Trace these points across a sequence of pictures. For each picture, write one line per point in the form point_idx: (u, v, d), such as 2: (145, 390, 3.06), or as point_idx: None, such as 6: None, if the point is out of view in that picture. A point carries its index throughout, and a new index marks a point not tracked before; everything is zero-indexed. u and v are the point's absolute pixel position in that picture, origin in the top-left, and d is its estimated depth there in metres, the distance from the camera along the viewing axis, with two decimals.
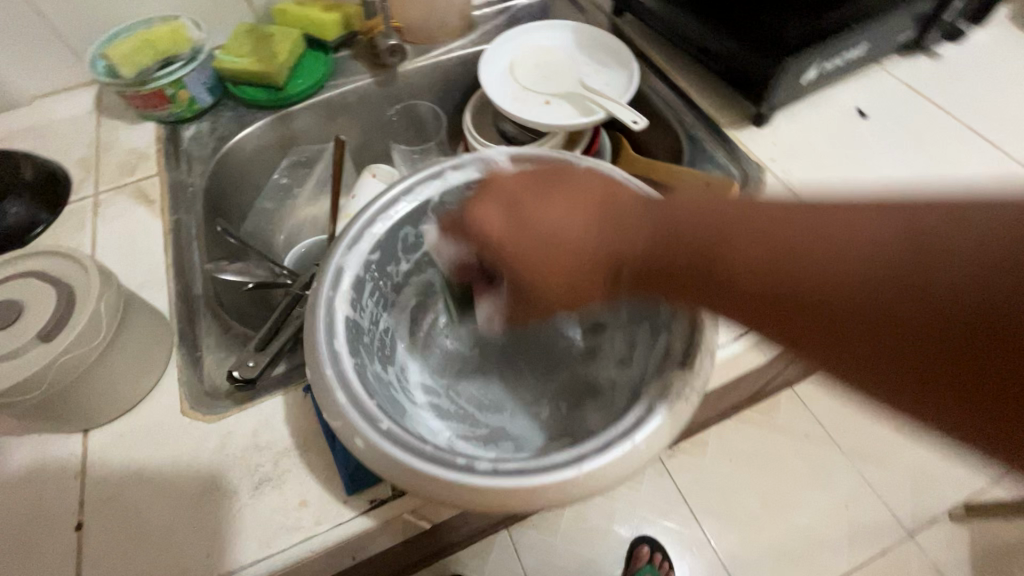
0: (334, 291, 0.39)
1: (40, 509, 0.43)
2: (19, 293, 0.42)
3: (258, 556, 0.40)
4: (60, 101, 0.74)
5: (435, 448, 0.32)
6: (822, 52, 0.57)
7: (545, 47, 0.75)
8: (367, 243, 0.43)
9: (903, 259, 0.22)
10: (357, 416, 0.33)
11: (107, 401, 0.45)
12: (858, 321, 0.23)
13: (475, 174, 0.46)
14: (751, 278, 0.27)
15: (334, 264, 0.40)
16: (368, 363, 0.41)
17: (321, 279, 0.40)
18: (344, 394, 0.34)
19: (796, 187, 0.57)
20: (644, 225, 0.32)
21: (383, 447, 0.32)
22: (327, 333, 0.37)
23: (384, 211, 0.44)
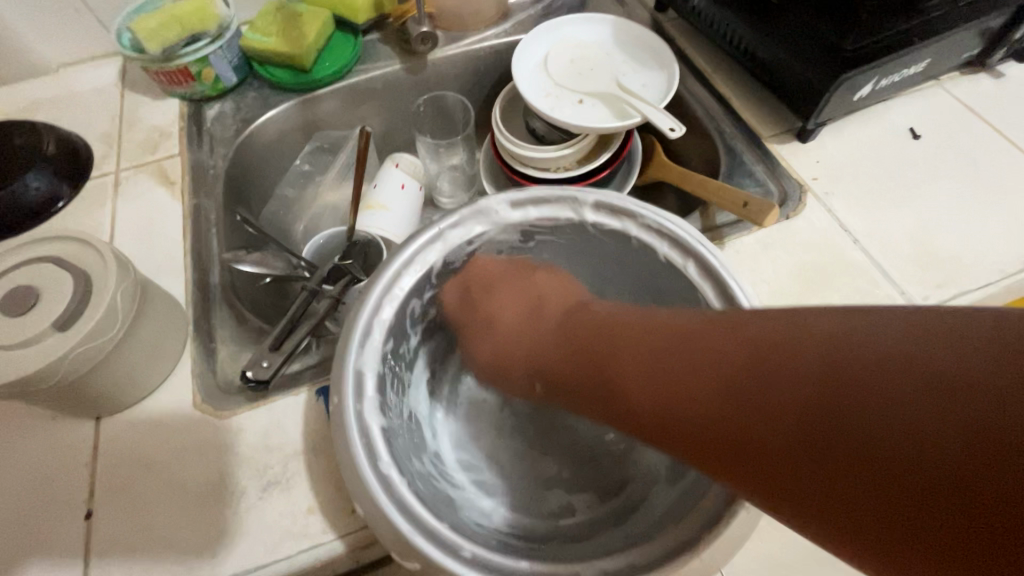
0: (360, 400, 0.34)
1: (51, 495, 0.43)
2: (36, 278, 0.41)
3: (263, 560, 0.40)
4: (83, 71, 0.72)
5: (534, 567, 0.31)
6: (879, 68, 0.54)
7: (582, 42, 0.72)
8: (386, 316, 0.39)
9: (814, 413, 0.26)
10: (432, 537, 0.31)
11: (121, 390, 0.45)
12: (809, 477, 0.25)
13: (475, 230, 0.42)
14: (703, 428, 0.30)
15: (352, 371, 0.35)
16: (408, 456, 0.37)
17: (336, 381, 0.35)
18: (407, 521, 0.31)
19: (838, 211, 0.54)
20: (603, 354, 0.36)
21: None
22: (367, 450, 0.33)
23: (387, 290, 0.39)
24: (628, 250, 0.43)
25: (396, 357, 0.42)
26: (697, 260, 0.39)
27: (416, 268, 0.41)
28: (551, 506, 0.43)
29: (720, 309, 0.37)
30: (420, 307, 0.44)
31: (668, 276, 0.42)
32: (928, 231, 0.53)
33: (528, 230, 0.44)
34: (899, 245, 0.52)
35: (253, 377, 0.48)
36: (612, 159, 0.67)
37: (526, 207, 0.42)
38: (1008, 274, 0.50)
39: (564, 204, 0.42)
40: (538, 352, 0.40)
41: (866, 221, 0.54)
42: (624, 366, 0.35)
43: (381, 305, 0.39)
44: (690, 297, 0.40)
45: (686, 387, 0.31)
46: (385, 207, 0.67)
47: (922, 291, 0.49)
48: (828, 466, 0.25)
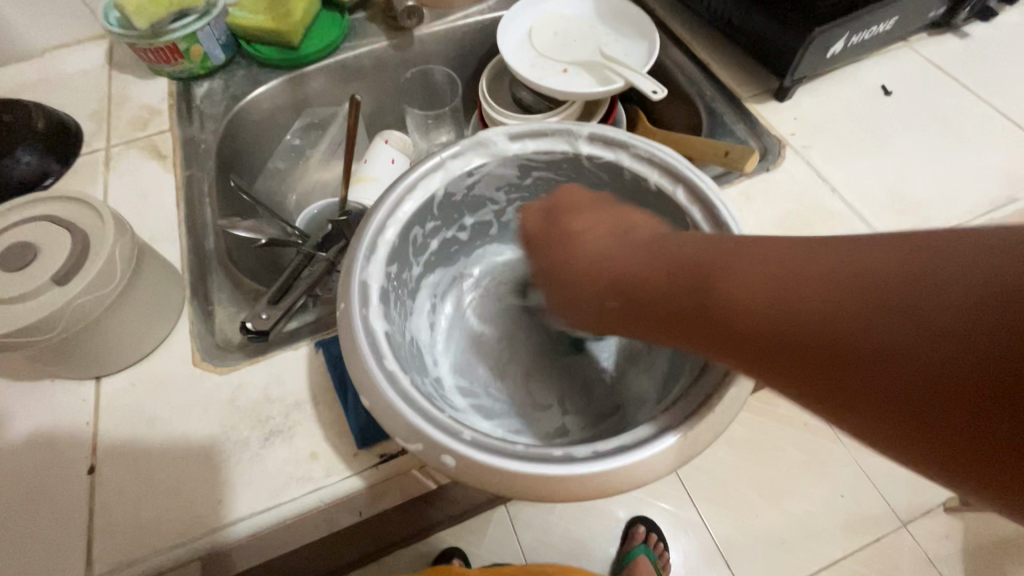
0: (364, 305, 0.36)
1: (52, 453, 0.44)
2: (33, 236, 0.42)
3: (268, 504, 0.41)
4: (69, 54, 0.73)
5: (526, 447, 0.32)
6: (851, 24, 0.56)
7: (565, 15, 0.74)
8: (392, 232, 0.40)
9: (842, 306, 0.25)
10: (430, 422, 0.32)
11: (121, 349, 0.45)
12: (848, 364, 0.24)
13: (474, 161, 0.44)
14: (731, 335, 0.29)
15: (358, 282, 0.36)
16: (410, 369, 0.38)
17: (342, 292, 0.36)
18: (410, 412, 0.32)
19: (815, 163, 0.56)
20: (662, 259, 0.34)
21: (476, 459, 0.31)
22: (373, 353, 0.34)
23: (392, 213, 0.40)
24: (619, 184, 0.45)
25: (398, 282, 0.43)
26: (685, 186, 0.41)
27: (419, 195, 0.42)
28: (545, 428, 0.44)
29: (710, 229, 0.39)
30: (422, 237, 0.46)
31: (656, 206, 0.44)
32: (903, 179, 0.55)
33: (524, 165, 0.46)
34: (876, 192, 0.54)
35: (253, 329, 0.49)
36: (599, 126, 0.68)
37: (525, 138, 0.44)
38: (978, 216, 0.52)
39: (559, 137, 0.44)
40: (592, 265, 0.37)
41: (842, 170, 0.56)
42: (666, 275, 0.33)
43: (386, 223, 0.40)
44: (680, 223, 0.42)
45: (730, 294, 0.30)
46: (375, 180, 0.68)
47: (898, 233, 0.51)
48: (852, 364, 0.24)
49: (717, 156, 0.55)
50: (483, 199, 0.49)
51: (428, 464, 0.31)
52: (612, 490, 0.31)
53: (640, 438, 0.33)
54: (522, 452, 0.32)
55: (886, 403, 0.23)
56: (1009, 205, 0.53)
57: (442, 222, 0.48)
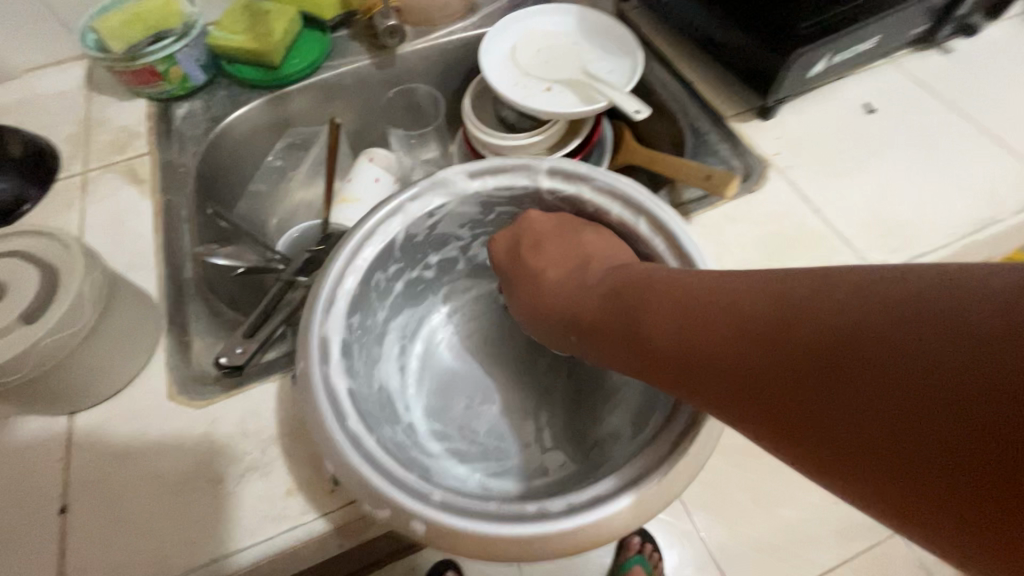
0: (325, 361, 0.35)
1: (23, 492, 0.43)
2: (1, 273, 0.41)
3: (244, 544, 0.40)
4: (48, 75, 0.72)
5: (498, 505, 0.31)
6: (832, 44, 0.55)
7: (548, 32, 0.73)
8: (351, 282, 0.39)
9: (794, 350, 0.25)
10: (399, 483, 0.32)
11: (94, 384, 0.45)
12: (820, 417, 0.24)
13: (434, 202, 0.43)
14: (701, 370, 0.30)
15: (317, 338, 0.36)
16: (376, 418, 0.38)
17: (308, 341, 0.36)
18: (376, 473, 0.32)
19: (798, 183, 0.56)
20: (634, 293, 0.35)
21: (447, 522, 0.30)
22: (335, 411, 0.34)
23: (350, 261, 0.40)
24: (582, 216, 0.45)
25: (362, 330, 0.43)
26: (647, 217, 0.40)
27: (378, 241, 0.42)
28: (520, 469, 0.44)
29: (673, 260, 0.39)
30: (385, 281, 0.46)
31: (620, 237, 0.43)
32: (886, 199, 0.55)
33: (485, 202, 0.45)
34: (859, 213, 0.54)
35: (227, 363, 0.48)
36: (583, 145, 0.68)
37: (482, 177, 0.44)
38: (960, 236, 0.52)
39: (518, 172, 0.43)
40: (569, 304, 0.40)
41: (825, 192, 0.55)
42: (646, 309, 0.34)
43: (345, 273, 0.39)
44: (645, 254, 0.42)
45: (709, 337, 0.29)
46: (359, 201, 0.68)
47: (881, 255, 0.51)
48: (823, 417, 0.24)
49: (700, 178, 0.54)
50: (447, 236, 0.49)
51: (399, 526, 0.31)
52: (588, 544, 0.31)
53: (612, 489, 0.32)
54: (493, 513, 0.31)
55: (856, 456, 0.22)
56: (991, 225, 0.53)
57: (406, 263, 0.47)
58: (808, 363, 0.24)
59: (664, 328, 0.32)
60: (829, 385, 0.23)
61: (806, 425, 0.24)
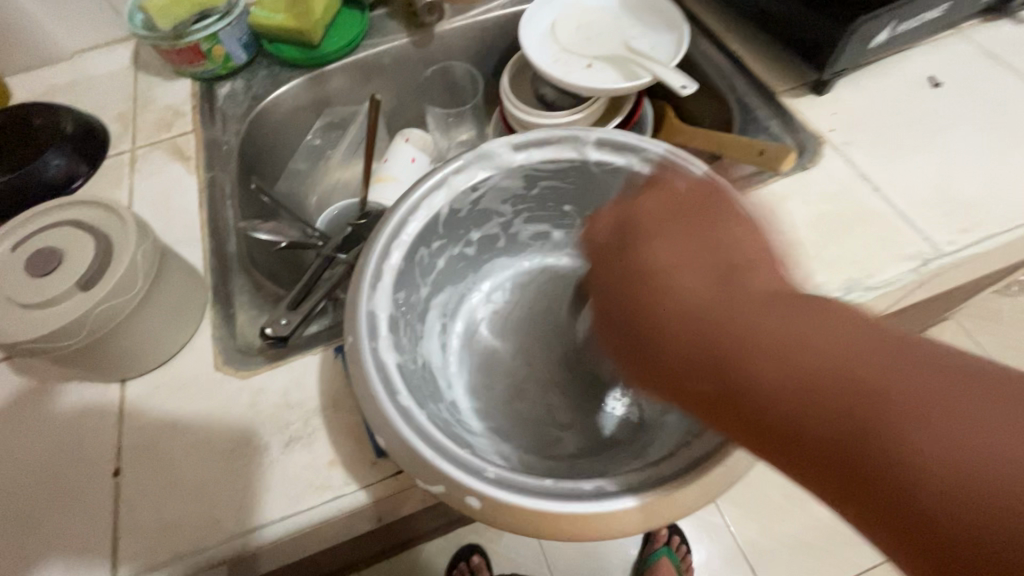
0: (373, 336, 0.35)
1: (78, 455, 0.44)
2: (59, 241, 0.42)
3: (287, 512, 0.41)
4: (98, 56, 0.73)
5: (551, 482, 0.31)
6: (898, 11, 0.52)
7: (589, 8, 0.71)
8: (397, 256, 0.39)
9: (910, 431, 0.23)
10: (453, 459, 0.31)
11: (145, 351, 0.46)
12: (838, 443, 0.24)
13: (478, 175, 0.43)
14: (727, 367, 0.29)
15: (365, 311, 0.35)
16: (422, 393, 0.38)
17: (356, 313, 0.35)
18: (427, 448, 0.31)
19: (857, 161, 0.53)
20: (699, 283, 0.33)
21: (502, 498, 0.30)
22: (385, 387, 0.33)
23: (396, 234, 0.39)
24: (630, 191, 0.44)
25: (406, 306, 0.42)
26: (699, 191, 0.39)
27: (423, 214, 0.41)
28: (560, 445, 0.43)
29: None
30: (428, 257, 0.45)
31: None
32: (953, 177, 0.51)
33: (530, 176, 0.45)
34: (923, 192, 0.51)
35: (272, 334, 0.49)
36: (625, 123, 0.66)
37: (526, 150, 0.43)
38: None
39: (565, 145, 0.42)
40: (630, 282, 0.37)
41: (886, 170, 0.52)
42: (697, 298, 0.32)
43: (391, 247, 0.39)
44: None
45: (764, 339, 0.28)
46: (395, 179, 0.67)
47: (947, 236, 0.48)
48: (838, 442, 0.24)
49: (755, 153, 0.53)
50: (489, 212, 0.48)
51: (453, 500, 0.31)
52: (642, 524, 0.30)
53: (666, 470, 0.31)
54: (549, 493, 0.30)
55: (854, 481, 0.24)
56: None
57: (448, 240, 0.47)
58: (864, 399, 0.24)
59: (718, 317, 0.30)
60: (879, 424, 0.23)
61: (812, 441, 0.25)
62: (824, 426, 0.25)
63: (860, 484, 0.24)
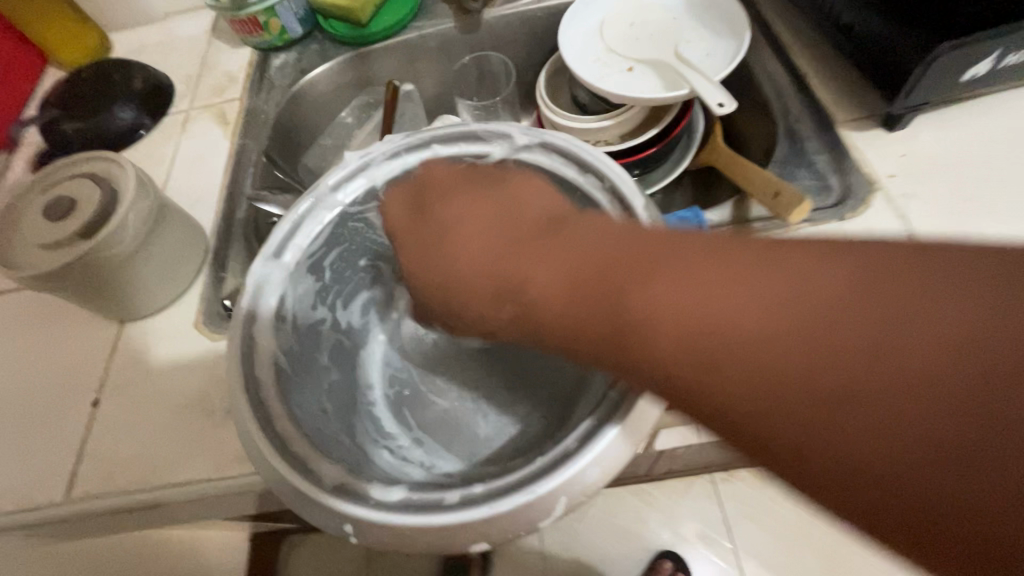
0: (250, 365, 0.32)
1: (71, 380, 0.50)
2: (72, 191, 0.47)
3: (214, 475, 0.43)
4: (185, 19, 0.81)
5: (415, 493, 0.29)
6: (1004, 39, 0.41)
7: (647, 4, 0.65)
8: (294, 256, 0.36)
9: (832, 369, 0.19)
10: (322, 475, 0.29)
11: (137, 299, 0.50)
12: (911, 459, 0.18)
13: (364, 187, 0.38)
14: (747, 413, 0.21)
15: (243, 349, 0.32)
16: (311, 405, 0.35)
17: (234, 358, 0.32)
18: (297, 472, 0.29)
19: (911, 219, 0.44)
20: (628, 263, 0.24)
21: (377, 519, 0.28)
22: (262, 414, 0.31)
23: (271, 264, 0.35)
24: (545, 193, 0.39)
25: (313, 317, 0.39)
26: (596, 176, 0.34)
27: (307, 237, 0.37)
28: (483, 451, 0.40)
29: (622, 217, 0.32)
30: (329, 283, 0.41)
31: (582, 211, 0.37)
32: None
33: None
34: None
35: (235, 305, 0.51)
36: (660, 137, 0.59)
37: (429, 146, 0.38)
38: None
39: (464, 139, 0.38)
40: (568, 283, 0.25)
41: (942, 235, 0.43)
42: (635, 295, 0.24)
43: (283, 248, 0.36)
44: None
45: (754, 338, 0.21)
46: None
47: None
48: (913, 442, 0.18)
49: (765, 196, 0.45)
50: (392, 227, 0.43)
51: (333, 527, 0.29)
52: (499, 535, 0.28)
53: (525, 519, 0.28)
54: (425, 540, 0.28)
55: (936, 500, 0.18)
56: None
57: (348, 261, 0.42)
58: (902, 398, 0.18)
59: (690, 319, 0.22)
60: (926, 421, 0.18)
61: (887, 472, 0.18)
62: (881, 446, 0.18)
63: (832, 462, 0.19)
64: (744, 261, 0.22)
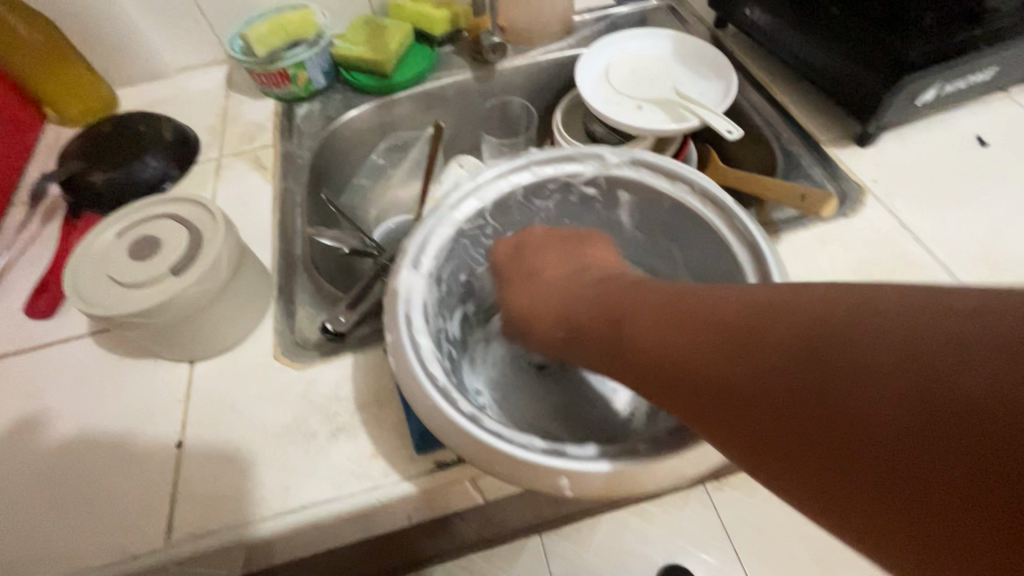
0: (421, 356, 0.36)
1: (147, 423, 0.49)
2: (159, 231, 0.48)
3: (329, 497, 0.43)
4: (197, 75, 0.83)
5: (599, 451, 0.33)
6: (945, 72, 0.54)
7: (642, 55, 0.76)
8: (429, 266, 0.41)
9: (770, 378, 0.25)
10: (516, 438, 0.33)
11: (215, 336, 0.50)
12: (821, 452, 0.22)
13: (477, 204, 0.44)
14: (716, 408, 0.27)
15: (411, 343, 0.36)
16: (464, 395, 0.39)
17: (406, 353, 0.35)
18: (494, 440, 0.33)
19: (899, 213, 0.54)
20: (656, 317, 0.32)
21: (579, 468, 0.32)
22: (445, 396, 0.34)
23: (414, 272, 0.39)
24: (632, 203, 0.46)
25: (438, 325, 0.43)
26: (687, 184, 0.42)
27: (435, 248, 0.42)
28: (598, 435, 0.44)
29: (718, 217, 0.41)
30: (444, 294, 0.45)
31: (669, 215, 0.44)
32: (997, 235, 0.52)
33: (524, 196, 0.46)
34: (967, 247, 0.51)
35: (331, 329, 0.53)
36: None
37: (528, 168, 0.45)
38: None
39: (558, 161, 0.45)
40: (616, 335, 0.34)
41: (925, 223, 0.54)
42: (653, 336, 0.32)
43: (419, 259, 0.40)
44: (691, 226, 0.43)
45: (719, 358, 0.27)
46: None
47: None
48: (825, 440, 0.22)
49: (794, 198, 0.54)
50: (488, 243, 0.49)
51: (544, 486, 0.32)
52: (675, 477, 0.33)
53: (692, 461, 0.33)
54: (625, 484, 0.32)
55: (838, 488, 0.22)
56: None
57: (456, 274, 0.47)
58: (815, 402, 0.23)
59: (687, 353, 0.29)
60: (840, 424, 0.22)
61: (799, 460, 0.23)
62: (799, 436, 0.23)
63: (769, 447, 0.25)
64: (739, 311, 0.28)
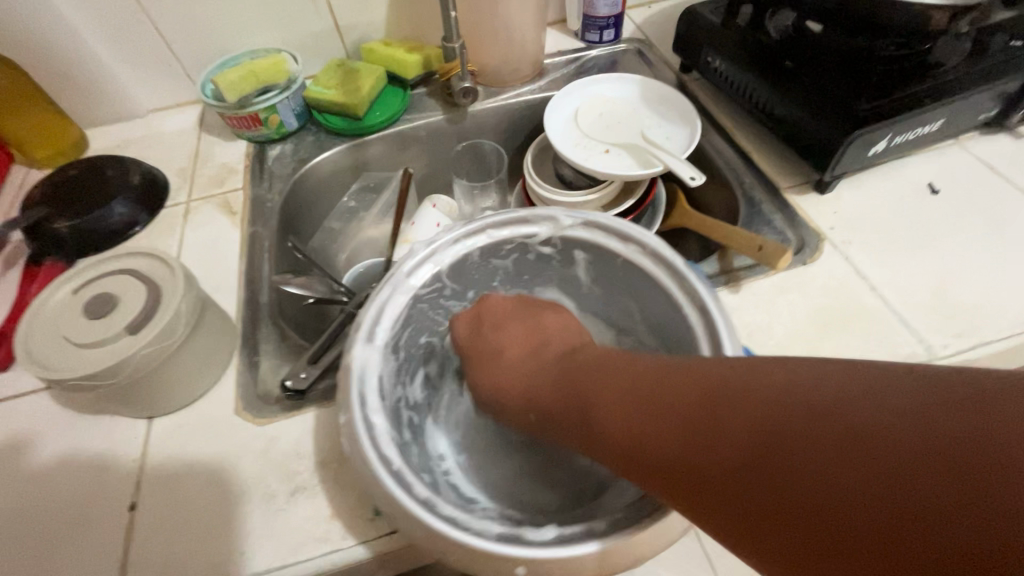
0: (372, 432, 0.36)
1: (101, 485, 0.47)
2: (117, 288, 0.47)
3: (287, 561, 0.42)
4: (170, 116, 0.83)
5: (555, 533, 0.33)
6: (895, 125, 0.56)
7: (610, 99, 0.78)
8: (383, 337, 0.41)
9: (727, 452, 0.27)
10: (467, 523, 0.33)
11: (174, 392, 0.49)
12: (770, 522, 0.25)
13: (434, 267, 0.45)
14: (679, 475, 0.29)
15: (362, 419, 0.36)
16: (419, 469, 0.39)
17: (357, 433, 0.36)
18: (445, 523, 0.33)
19: (855, 259, 0.56)
20: (617, 385, 0.35)
21: (532, 552, 0.32)
22: (395, 477, 0.34)
23: (367, 342, 0.40)
24: (589, 262, 0.47)
25: (396, 391, 0.43)
26: (639, 246, 0.43)
27: (391, 314, 0.42)
28: (560, 498, 0.44)
29: (669, 279, 0.41)
30: (403, 355, 0.46)
31: (625, 274, 0.45)
32: (948, 282, 0.53)
33: (482, 256, 0.47)
34: (920, 294, 0.53)
35: (292, 386, 0.52)
36: (638, 204, 0.70)
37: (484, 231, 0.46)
38: None
39: (513, 223, 0.46)
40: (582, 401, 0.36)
41: (880, 270, 0.55)
42: (614, 402, 0.34)
43: (373, 330, 0.41)
44: (646, 287, 0.44)
45: (680, 430, 0.30)
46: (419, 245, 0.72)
47: (941, 339, 0.50)
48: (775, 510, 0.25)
49: (752, 250, 0.55)
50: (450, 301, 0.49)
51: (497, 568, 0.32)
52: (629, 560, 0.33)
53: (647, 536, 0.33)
54: (580, 564, 0.32)
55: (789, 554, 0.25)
56: None
57: (417, 334, 0.47)
58: (765, 475, 0.26)
59: (648, 424, 0.31)
60: (787, 496, 0.25)
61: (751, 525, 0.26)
62: (749, 503, 0.26)
63: (725, 512, 0.27)
64: (695, 387, 0.31)
